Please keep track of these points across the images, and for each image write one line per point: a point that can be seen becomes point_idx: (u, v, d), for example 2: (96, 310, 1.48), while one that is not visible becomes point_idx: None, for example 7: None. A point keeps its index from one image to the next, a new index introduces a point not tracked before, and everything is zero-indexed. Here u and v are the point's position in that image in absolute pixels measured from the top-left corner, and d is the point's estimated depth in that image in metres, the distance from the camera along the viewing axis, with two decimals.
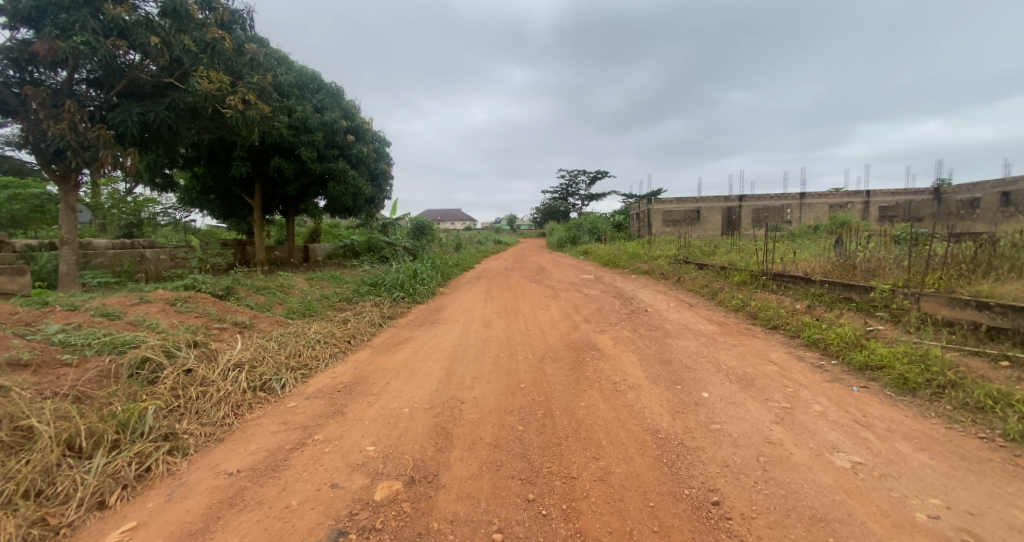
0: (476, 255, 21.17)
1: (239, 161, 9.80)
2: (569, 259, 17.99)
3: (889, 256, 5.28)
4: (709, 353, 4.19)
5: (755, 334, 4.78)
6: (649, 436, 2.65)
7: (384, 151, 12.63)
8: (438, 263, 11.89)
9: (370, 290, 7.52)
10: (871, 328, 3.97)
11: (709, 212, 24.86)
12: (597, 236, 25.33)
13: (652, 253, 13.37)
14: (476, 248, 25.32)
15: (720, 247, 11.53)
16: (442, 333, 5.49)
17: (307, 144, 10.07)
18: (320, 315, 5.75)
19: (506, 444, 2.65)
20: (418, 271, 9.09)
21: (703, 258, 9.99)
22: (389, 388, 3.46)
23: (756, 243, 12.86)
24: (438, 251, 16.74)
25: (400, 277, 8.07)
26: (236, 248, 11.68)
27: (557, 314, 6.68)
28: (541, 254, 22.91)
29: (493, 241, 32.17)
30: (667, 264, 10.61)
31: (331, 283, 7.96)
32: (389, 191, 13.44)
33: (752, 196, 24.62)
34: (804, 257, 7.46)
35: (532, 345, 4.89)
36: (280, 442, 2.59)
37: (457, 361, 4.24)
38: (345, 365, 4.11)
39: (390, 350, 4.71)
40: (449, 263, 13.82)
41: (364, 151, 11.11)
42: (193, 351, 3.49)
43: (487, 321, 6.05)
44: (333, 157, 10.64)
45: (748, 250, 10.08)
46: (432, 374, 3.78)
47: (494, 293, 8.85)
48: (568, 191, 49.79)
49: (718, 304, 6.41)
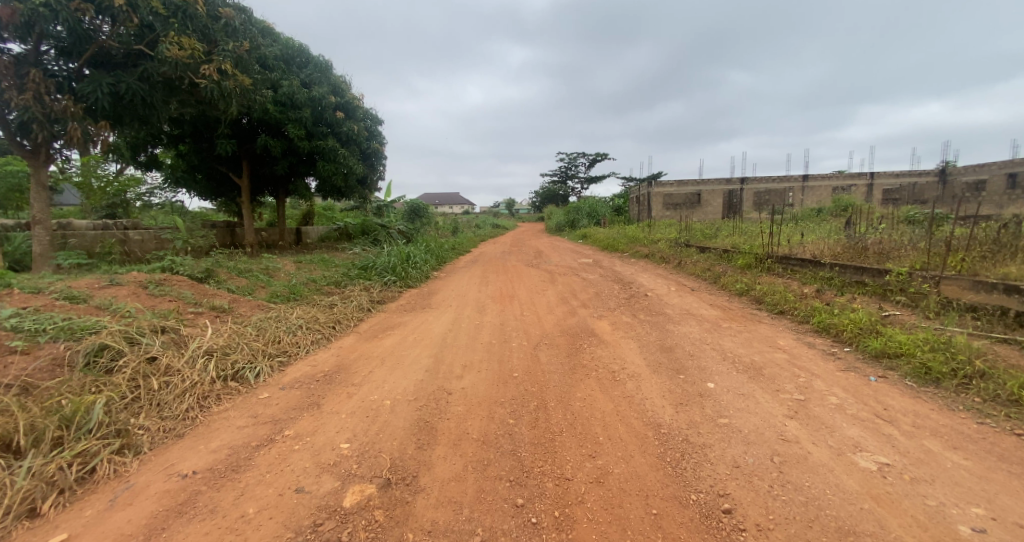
0: (473, 238, 20.90)
1: (224, 138, 9.39)
2: (569, 243, 17.76)
3: (904, 238, 5.01)
4: (713, 339, 3.95)
5: (761, 320, 4.55)
6: (650, 431, 2.42)
7: (376, 129, 12.20)
8: (434, 247, 11.63)
9: (360, 274, 7.25)
10: (887, 314, 3.73)
11: (710, 195, 24.47)
12: (597, 220, 24.99)
13: (652, 237, 13.09)
14: (474, 232, 24.95)
15: (723, 230, 11.28)
16: (433, 318, 5.25)
17: (294, 121, 9.67)
18: (305, 300, 5.49)
19: (495, 439, 2.43)
20: (411, 255, 8.82)
21: (705, 241, 9.72)
22: (373, 377, 3.23)
23: (758, 226, 12.61)
24: (434, 235, 16.46)
25: (392, 260, 7.80)
26: (225, 231, 11.35)
27: (553, 299, 6.42)
28: (539, 238, 22.60)
29: (491, 225, 31.85)
30: (668, 247, 10.35)
31: (320, 266, 7.69)
32: (381, 171, 13.03)
33: (755, 179, 24.22)
34: (811, 239, 7.21)
35: (527, 331, 4.66)
36: (245, 439, 2.35)
37: (446, 347, 4.00)
38: (327, 352, 3.87)
39: (377, 336, 4.47)
40: (445, 246, 13.55)
41: (355, 129, 10.72)
42: (159, 338, 3.23)
43: (481, 306, 5.81)
44: (323, 135, 10.24)
45: (751, 233, 9.82)
46: (419, 362, 3.53)
47: (490, 277, 8.60)
48: (567, 174, 49.17)
49: (721, 288, 6.17)
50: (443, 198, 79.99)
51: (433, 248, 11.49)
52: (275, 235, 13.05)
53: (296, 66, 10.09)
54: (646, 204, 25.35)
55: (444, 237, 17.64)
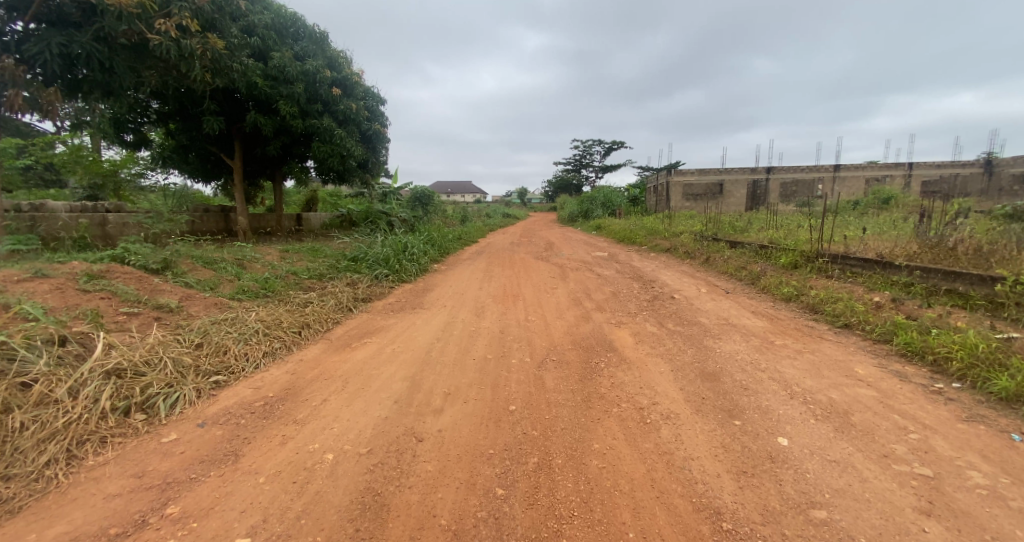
0: (482, 228, 20.13)
1: (211, 115, 8.67)
2: (582, 234, 16.88)
3: (1001, 236, 4.07)
4: (768, 363, 3.09)
5: (822, 335, 3.67)
6: (707, 527, 1.60)
7: (377, 109, 11.42)
8: (437, 236, 10.89)
9: (349, 266, 6.51)
10: (1007, 341, 2.84)
11: (733, 185, 23.19)
12: (612, 210, 23.91)
13: (673, 229, 12.10)
14: (483, 221, 24.12)
15: (752, 222, 10.28)
16: (422, 322, 4.48)
17: (286, 97, 8.92)
18: (277, 296, 4.76)
19: (472, 529, 1.63)
20: (409, 245, 8.06)
21: (735, 234, 8.76)
22: (326, 410, 2.46)
23: (790, 218, 11.57)
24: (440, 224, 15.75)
25: (386, 251, 7.04)
26: (217, 216, 10.73)
27: (564, 299, 5.60)
28: (551, 228, 21.71)
29: (502, 214, 31.05)
30: (692, 241, 9.41)
31: (307, 256, 6.98)
32: (383, 155, 12.26)
33: (781, 169, 22.86)
34: (865, 235, 6.24)
35: (531, 342, 3.86)
36: (104, 521, 1.59)
37: (429, 364, 3.21)
38: (281, 368, 3.11)
39: (350, 345, 3.71)
40: (449, 236, 12.79)
41: (353, 107, 9.96)
42: (53, 351, 2.48)
43: (480, 307, 5.01)
44: (318, 114, 9.50)
45: (787, 227, 8.83)
46: (390, 387, 2.75)
47: (494, 271, 7.81)
48: (582, 162, 47.85)
49: (761, 291, 5.27)
50: (455, 186, 79.14)
51: (436, 237, 10.75)
52: (273, 221, 12.45)
53: (289, 38, 9.27)
54: (664, 193, 24.16)
55: (451, 227, 16.89)
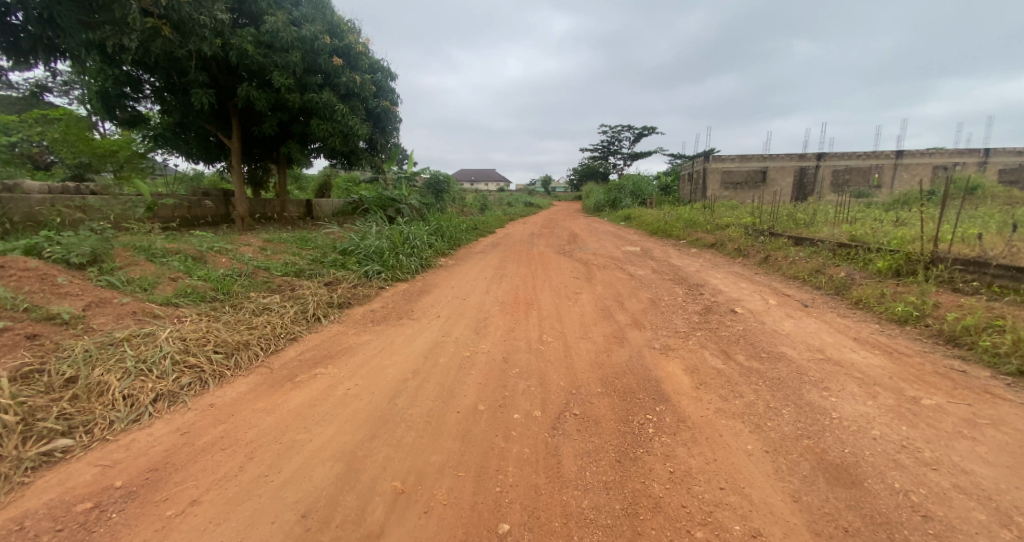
0: (502, 217, 19.08)
1: (200, 87, 7.84)
2: (609, 225, 15.60)
3: None
4: (933, 448, 1.90)
5: (989, 390, 2.45)
6: None
7: (384, 84, 10.41)
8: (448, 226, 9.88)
9: (336, 260, 5.56)
10: None
11: (777, 173, 21.20)
12: (642, 199, 22.35)
13: (714, 221, 10.69)
14: (503, 210, 23.04)
15: (813, 214, 8.81)
16: (405, 339, 3.44)
17: (280, 66, 7.98)
18: (231, 300, 3.82)
19: None
20: (412, 236, 7.07)
21: (796, 228, 7.37)
22: (182, 531, 1.43)
23: (857, 209, 9.97)
24: (455, 214, 14.78)
25: (382, 244, 6.07)
26: (217, 200, 10.03)
27: (591, 309, 4.46)
28: (575, 218, 20.44)
29: (524, 203, 29.88)
30: (742, 236, 8.06)
31: (293, 248, 6.08)
32: (393, 135, 11.30)
33: (834, 155, 20.71)
34: (987, 233, 4.83)
35: (544, 379, 2.75)
36: None
37: (389, 422, 2.14)
38: (165, 426, 2.09)
39: (295, 377, 2.69)
40: (464, 226, 11.79)
41: (356, 81, 8.97)
42: None
43: (482, 319, 3.94)
44: (317, 88, 8.55)
45: (861, 220, 7.37)
46: (310, 477, 1.70)
47: (507, 268, 6.74)
48: (609, 149, 45.84)
49: (856, 307, 4.01)
50: (478, 174, 78.14)
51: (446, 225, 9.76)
52: (278, 206, 11.73)
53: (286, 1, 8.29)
54: (700, 182, 22.39)
55: (467, 216, 15.89)
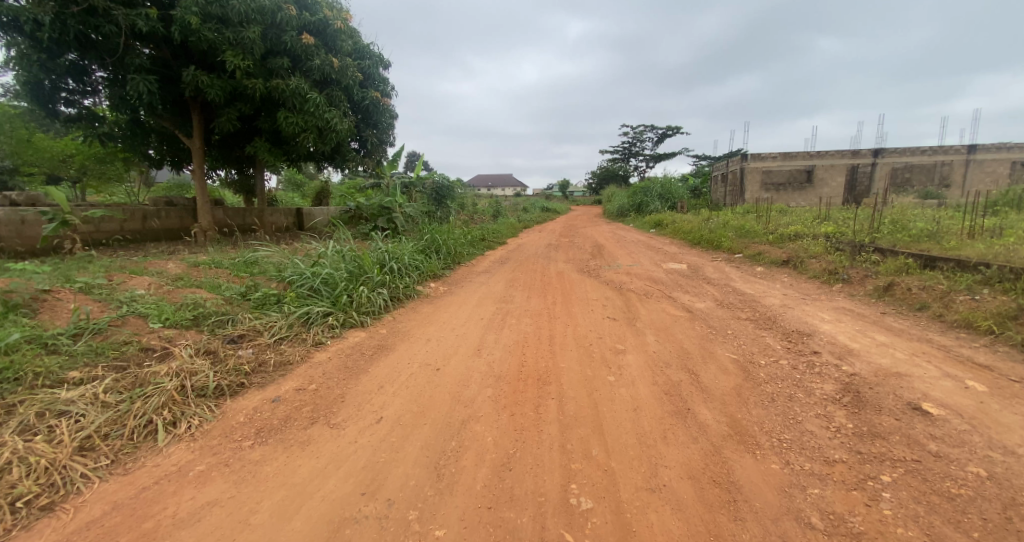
0: (516, 224, 17.41)
1: (137, 74, 6.36)
2: (637, 233, 13.75)
3: None
4: None
5: None
6: None
7: (372, 72, 8.82)
8: (447, 237, 8.16)
9: (267, 298, 3.90)
10: None
11: (827, 172, 18.98)
12: (672, 203, 20.33)
13: (776, 230, 8.67)
14: (518, 217, 21.34)
15: (916, 220, 6.78)
16: (289, 496, 1.69)
17: (235, 45, 6.43)
18: (13, 395, 2.17)
19: None
20: (390, 256, 5.38)
21: (912, 241, 5.39)
22: None
23: (963, 213, 7.88)
24: (462, 224, 13.09)
25: (339, 270, 4.37)
26: (180, 211, 8.60)
27: (649, 393, 2.64)
28: (598, 225, 18.56)
29: (540, 208, 28.19)
30: (827, 252, 6.11)
31: (221, 276, 4.45)
32: (384, 132, 9.73)
33: (893, 152, 18.20)
34: None
35: None
36: None
37: None
38: None
39: None
40: (469, 237, 10.12)
41: (333, 63, 7.38)
42: None
43: (455, 429, 2.16)
44: (284, 72, 6.97)
45: (1006, 230, 5.33)
46: None
47: (515, 300, 4.95)
48: (630, 151, 43.80)
49: None
50: (495, 179, 76.60)
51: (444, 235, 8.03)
52: (257, 216, 10.28)
53: None
54: (737, 183, 20.23)
55: (476, 224, 14.24)
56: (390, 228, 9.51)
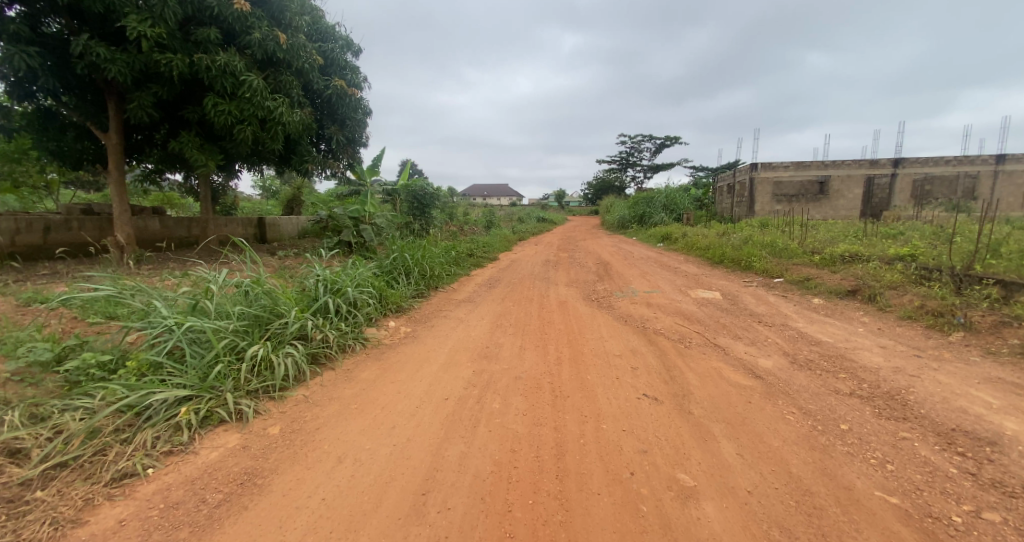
0: (511, 237, 16.05)
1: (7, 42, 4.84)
2: (646, 248, 12.44)
3: None
4: None
5: None
6: None
7: (335, 57, 7.44)
8: (425, 255, 6.68)
9: (86, 369, 2.36)
10: None
11: (843, 183, 17.92)
12: (677, 215, 19.12)
13: (818, 249, 7.32)
14: (514, 228, 19.99)
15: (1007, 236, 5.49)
16: None
17: (142, 8, 4.98)
18: None
19: None
20: (330, 287, 3.88)
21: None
22: None
23: None
24: (449, 237, 11.64)
25: (228, 318, 2.85)
26: (96, 222, 6.98)
27: None
28: (599, 237, 17.25)
29: (536, 218, 26.90)
30: (912, 282, 4.74)
31: (48, 325, 2.89)
32: (353, 130, 8.31)
33: (913, 162, 17.33)
34: None
35: None
36: None
37: None
38: None
39: None
40: (456, 254, 8.66)
41: (279, 39, 5.96)
42: None
43: None
44: (212, 47, 5.52)
45: None
46: None
47: (501, 353, 3.45)
48: (628, 161, 42.91)
49: None
50: (491, 188, 75.58)
51: (417, 251, 6.51)
52: (203, 226, 8.72)
53: None
54: (746, 194, 19.12)
55: (466, 238, 12.83)
56: (358, 243, 7.95)
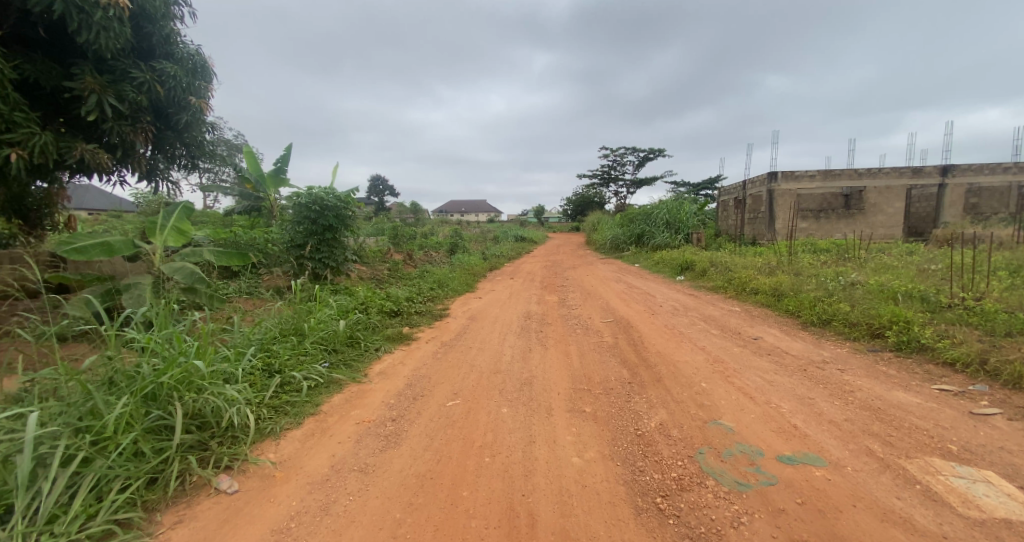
0: (480, 267, 12.08)
1: None
2: (669, 286, 8.73)
3: None
4: None
5: None
6: None
7: None
8: (209, 373, 2.57)
9: None
10: None
11: (881, 196, 14.88)
12: (683, 234, 15.67)
13: None
14: (485, 251, 16.12)
15: None
16: None
17: None
18: None
19: None
20: None
21: None
22: None
23: None
24: (376, 282, 7.55)
25: None
26: None
27: None
28: (593, 264, 13.49)
29: (513, 237, 23.14)
30: None
31: None
32: (143, 89, 4.31)
33: (963, 170, 14.50)
34: None
35: None
36: None
37: None
38: None
39: None
40: (348, 323, 4.62)
41: None
42: None
43: None
44: None
45: None
46: None
47: None
48: (611, 174, 40.01)
49: None
50: (465, 205, 72.03)
51: (173, 354, 2.54)
52: None
53: None
54: (763, 209, 15.90)
55: (410, 275, 8.80)
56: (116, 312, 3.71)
